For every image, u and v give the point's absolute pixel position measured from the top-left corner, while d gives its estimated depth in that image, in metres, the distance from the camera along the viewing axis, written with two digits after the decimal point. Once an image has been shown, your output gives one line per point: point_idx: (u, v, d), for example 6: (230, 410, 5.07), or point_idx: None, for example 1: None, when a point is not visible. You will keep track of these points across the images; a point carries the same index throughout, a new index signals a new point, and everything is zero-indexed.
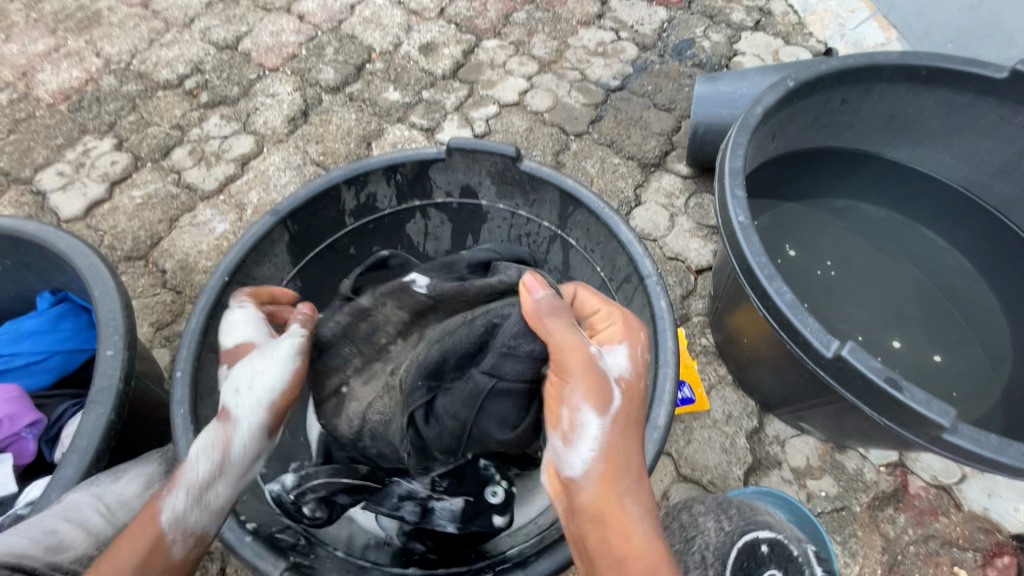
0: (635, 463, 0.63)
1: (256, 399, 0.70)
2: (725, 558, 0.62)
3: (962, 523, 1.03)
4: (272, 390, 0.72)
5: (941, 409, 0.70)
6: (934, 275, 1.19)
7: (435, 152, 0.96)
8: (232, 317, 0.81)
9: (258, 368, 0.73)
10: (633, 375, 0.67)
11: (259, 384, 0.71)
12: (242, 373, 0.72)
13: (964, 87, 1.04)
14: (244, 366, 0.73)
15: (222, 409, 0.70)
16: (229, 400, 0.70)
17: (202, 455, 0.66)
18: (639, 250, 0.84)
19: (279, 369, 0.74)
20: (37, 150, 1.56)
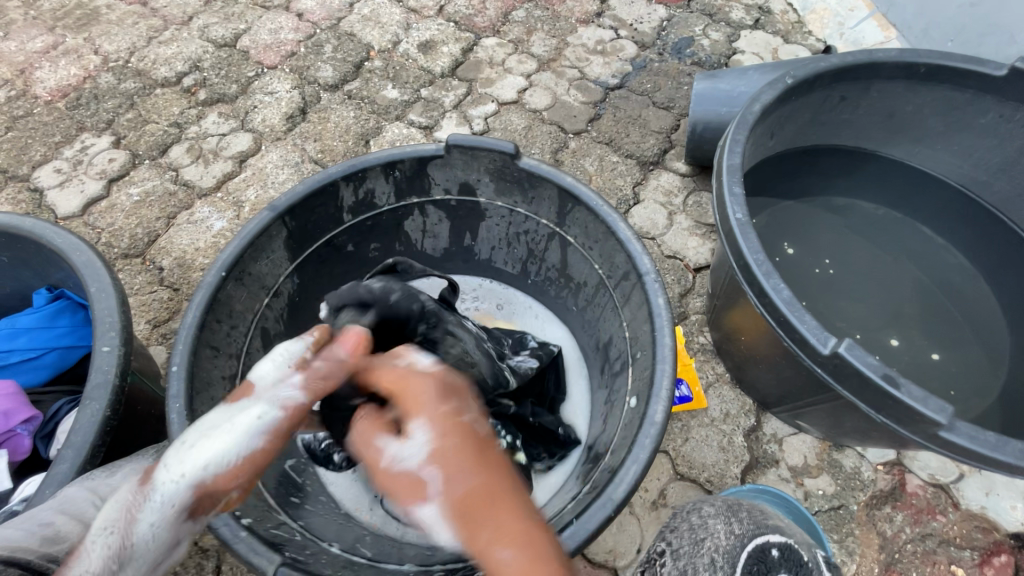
0: (501, 503, 0.50)
1: (181, 473, 0.57)
2: (734, 561, 0.68)
3: (959, 522, 1.03)
4: (206, 468, 0.57)
5: (938, 406, 0.69)
6: (931, 274, 1.19)
7: (434, 148, 0.96)
8: (273, 350, 0.70)
9: (210, 431, 0.60)
10: (439, 436, 0.54)
11: (195, 454, 0.58)
12: (197, 429, 0.61)
13: (963, 84, 1.04)
14: (210, 420, 0.62)
15: (154, 471, 0.59)
16: (162, 463, 0.59)
17: (102, 533, 0.57)
18: (637, 247, 0.84)
19: (228, 440, 0.58)
20: (35, 147, 1.56)
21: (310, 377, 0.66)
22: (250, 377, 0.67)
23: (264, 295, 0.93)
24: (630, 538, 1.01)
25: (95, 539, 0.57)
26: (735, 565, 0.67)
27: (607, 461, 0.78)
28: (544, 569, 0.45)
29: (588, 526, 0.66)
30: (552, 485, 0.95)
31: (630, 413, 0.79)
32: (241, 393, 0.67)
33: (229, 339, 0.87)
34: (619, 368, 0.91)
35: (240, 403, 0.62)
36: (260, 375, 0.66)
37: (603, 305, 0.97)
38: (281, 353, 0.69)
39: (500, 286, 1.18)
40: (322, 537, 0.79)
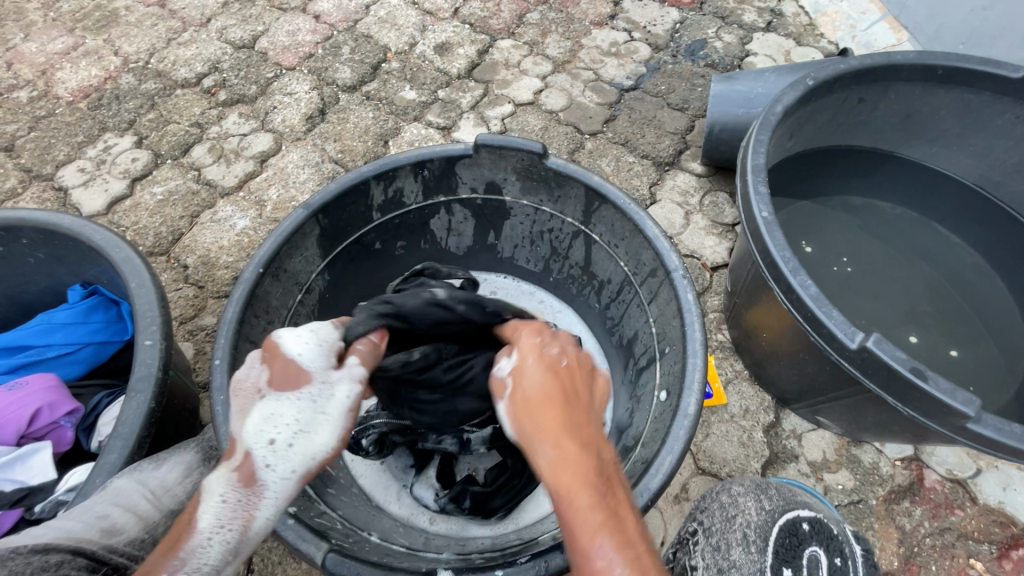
0: (556, 408, 0.61)
1: (293, 464, 0.55)
2: (766, 535, 0.65)
3: (977, 516, 1.04)
4: (320, 457, 0.56)
5: (966, 399, 0.71)
6: (947, 272, 1.21)
7: (462, 148, 0.98)
8: (299, 328, 0.62)
9: (306, 424, 0.57)
10: (523, 359, 0.69)
11: (303, 446, 0.56)
12: (281, 421, 0.56)
13: (980, 86, 1.06)
14: (285, 410, 0.56)
15: (247, 467, 0.54)
16: (256, 460, 0.54)
17: (216, 531, 0.52)
18: (665, 244, 0.86)
19: (333, 428, 0.58)
20: (58, 147, 1.58)
21: (360, 358, 0.65)
22: (283, 355, 0.59)
23: (297, 292, 0.95)
24: (654, 531, 1.02)
25: (208, 538, 0.51)
26: (769, 540, 0.64)
27: (639, 452, 0.79)
28: (573, 462, 0.55)
29: None
30: None
31: (661, 406, 0.81)
32: (277, 376, 0.58)
33: (265, 334, 0.89)
34: (645, 363, 0.93)
35: (316, 390, 0.58)
36: (309, 358, 0.60)
37: (628, 302, 0.99)
38: (313, 332, 0.62)
39: (518, 284, 1.19)
40: (361, 526, 0.81)
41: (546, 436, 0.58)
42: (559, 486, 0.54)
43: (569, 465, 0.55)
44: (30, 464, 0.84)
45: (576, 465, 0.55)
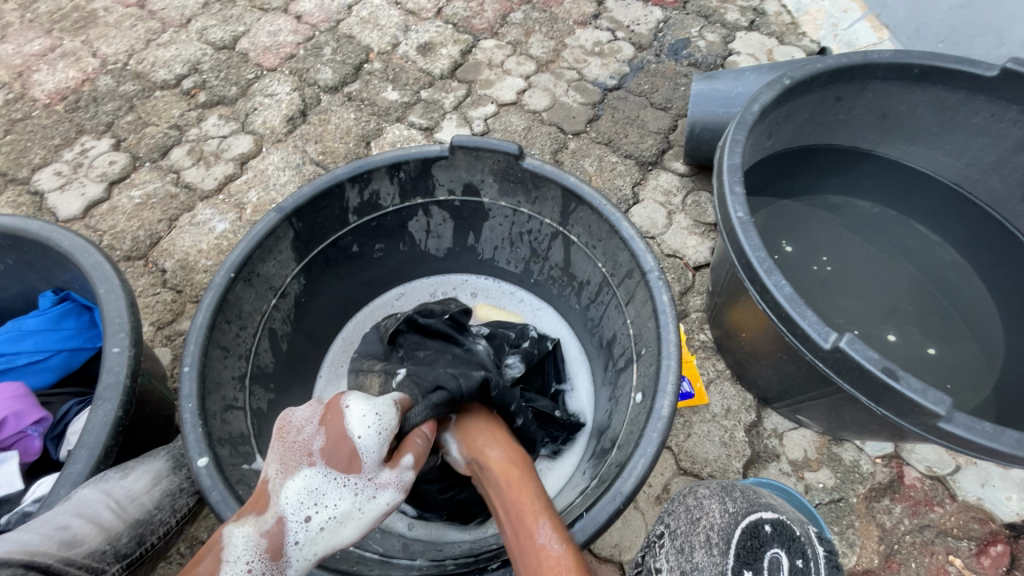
0: (499, 432, 0.80)
1: (316, 549, 0.64)
2: (728, 538, 0.63)
3: (956, 513, 1.05)
4: (337, 547, 0.65)
5: (937, 398, 0.71)
6: (926, 271, 1.22)
7: (438, 150, 0.97)
8: (369, 410, 0.70)
9: (343, 511, 0.66)
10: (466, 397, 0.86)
11: (329, 535, 0.65)
12: (324, 503, 0.65)
13: (955, 85, 1.06)
14: (331, 491, 0.66)
15: (279, 540, 0.62)
16: (291, 533, 0.63)
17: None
18: (640, 246, 0.85)
19: (360, 525, 0.67)
20: (34, 150, 1.56)
21: (414, 456, 0.72)
22: (348, 437, 0.68)
23: (271, 296, 0.94)
24: (635, 532, 1.02)
25: None
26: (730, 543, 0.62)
27: (614, 455, 0.79)
28: (519, 463, 0.74)
29: (598, 518, 0.68)
30: (559, 476, 0.97)
31: (636, 409, 0.81)
32: (333, 451, 0.68)
33: (238, 340, 0.88)
34: (623, 365, 0.93)
35: (362, 484, 0.67)
36: (365, 445, 0.68)
37: (607, 303, 0.99)
38: (378, 418, 0.70)
39: (499, 284, 1.19)
40: None
41: (497, 447, 0.77)
42: (510, 477, 0.72)
43: (517, 465, 0.74)
44: None
45: (522, 465, 0.74)
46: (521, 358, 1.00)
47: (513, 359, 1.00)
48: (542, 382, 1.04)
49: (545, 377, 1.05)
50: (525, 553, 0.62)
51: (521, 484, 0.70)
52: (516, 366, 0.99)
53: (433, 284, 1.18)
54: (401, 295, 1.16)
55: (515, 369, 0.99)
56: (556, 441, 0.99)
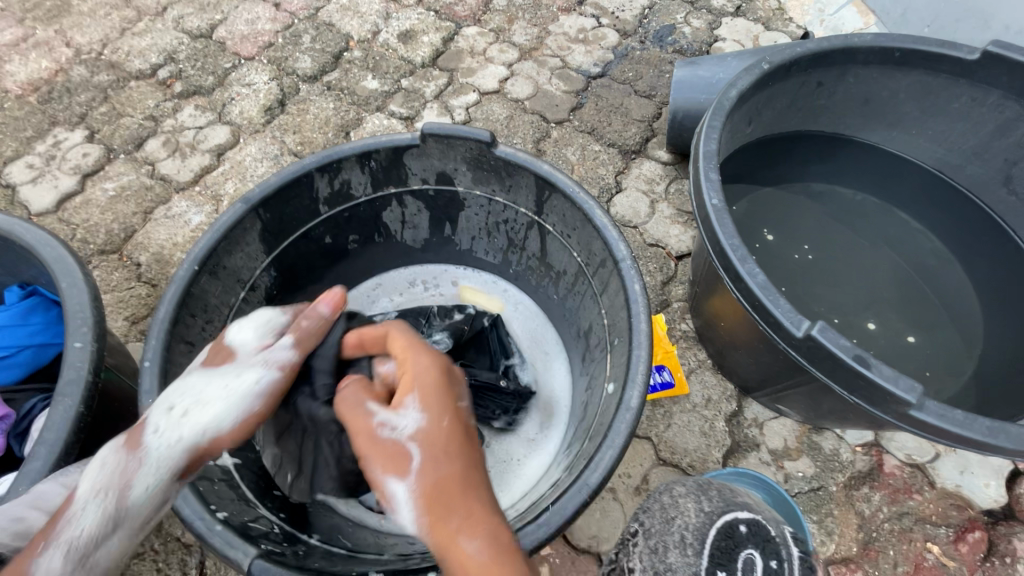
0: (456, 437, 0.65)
1: (182, 432, 0.64)
2: (703, 538, 0.64)
3: (935, 500, 1.05)
4: (206, 430, 0.66)
5: (908, 385, 0.70)
6: (908, 257, 1.21)
7: (409, 137, 0.95)
8: (246, 323, 0.79)
9: (204, 395, 0.68)
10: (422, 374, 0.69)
11: (195, 417, 0.66)
12: (186, 392, 0.68)
13: (937, 69, 1.04)
14: (195, 382, 0.70)
15: (140, 433, 0.64)
16: (150, 424, 0.65)
17: (93, 498, 0.60)
18: (613, 233, 0.84)
19: (230, 402, 0.69)
20: (5, 143, 1.52)
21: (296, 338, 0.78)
22: (227, 343, 0.76)
23: (240, 289, 0.92)
24: (614, 523, 1.02)
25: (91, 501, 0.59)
26: (706, 543, 0.64)
27: (585, 446, 0.78)
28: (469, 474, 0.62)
29: (565, 510, 0.66)
30: (537, 466, 0.98)
31: (607, 399, 0.79)
32: (213, 356, 0.75)
33: (205, 333, 0.86)
34: (598, 355, 0.91)
35: (230, 369, 0.73)
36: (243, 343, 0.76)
37: (583, 293, 0.98)
38: (257, 321, 0.80)
39: (478, 274, 1.17)
40: (302, 529, 0.79)
41: (450, 457, 0.63)
42: (451, 499, 0.60)
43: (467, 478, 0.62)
44: None
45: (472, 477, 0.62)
46: (448, 334, 1.02)
47: (440, 335, 1.02)
48: (489, 361, 1.03)
49: (492, 356, 1.03)
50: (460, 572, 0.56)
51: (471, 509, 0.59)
52: (442, 341, 1.01)
53: (410, 275, 1.17)
54: (377, 285, 1.15)
55: (441, 345, 1.01)
56: (507, 414, 1.01)
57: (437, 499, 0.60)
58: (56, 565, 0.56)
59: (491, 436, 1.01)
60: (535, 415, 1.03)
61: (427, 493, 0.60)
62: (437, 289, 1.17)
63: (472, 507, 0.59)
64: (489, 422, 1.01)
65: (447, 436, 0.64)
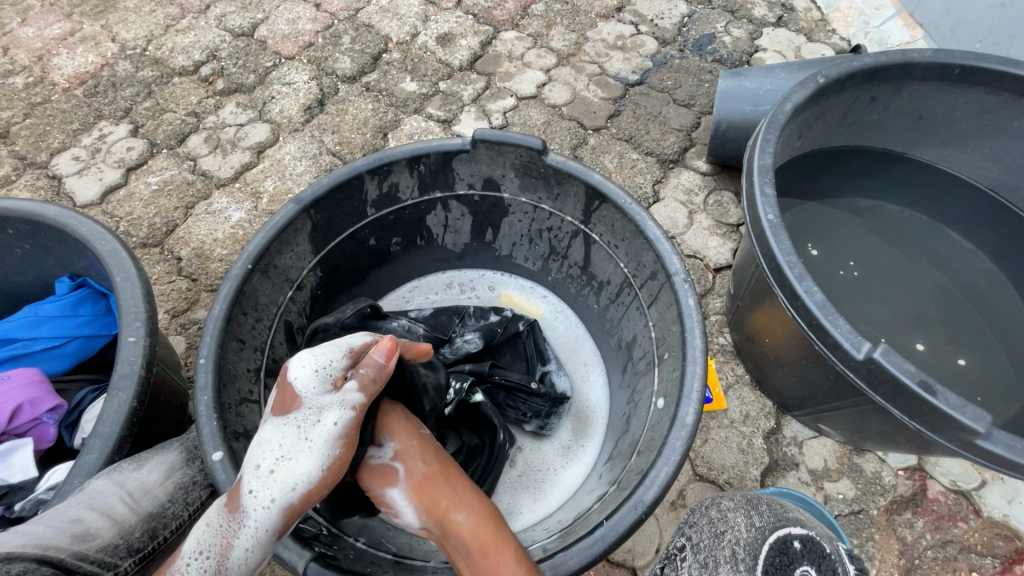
0: (436, 452, 0.74)
1: (274, 492, 0.62)
2: (755, 553, 0.62)
3: (980, 529, 1.02)
4: (297, 486, 0.63)
5: (976, 414, 0.69)
6: (958, 278, 1.18)
7: (460, 143, 0.95)
8: (308, 353, 0.70)
9: (289, 452, 0.64)
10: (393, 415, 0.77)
11: (284, 474, 0.63)
12: (270, 447, 0.65)
13: (998, 87, 1.02)
14: (275, 435, 0.66)
15: (237, 492, 0.63)
16: (244, 484, 0.63)
17: (197, 555, 0.58)
18: (666, 246, 0.83)
19: (314, 457, 0.64)
20: (53, 135, 1.56)
21: (361, 385, 0.69)
22: (290, 383, 0.68)
23: (288, 288, 0.93)
24: (649, 538, 1.00)
25: (190, 558, 0.58)
26: (757, 558, 0.62)
27: (634, 461, 0.77)
28: (450, 471, 0.72)
29: (618, 527, 0.66)
30: (573, 478, 0.96)
31: (658, 414, 0.79)
32: (282, 398, 0.68)
33: (254, 332, 0.87)
34: (644, 368, 0.91)
35: (304, 417, 0.66)
36: (305, 383, 0.68)
37: (627, 304, 0.97)
38: (315, 358, 0.69)
39: (515, 280, 1.17)
40: (347, 530, 0.80)
41: (431, 461, 0.72)
42: (441, 489, 0.69)
43: (449, 473, 0.72)
44: (10, 461, 0.82)
45: (453, 472, 0.72)
46: (480, 335, 1.02)
47: (472, 334, 1.03)
48: (525, 365, 1.04)
49: (529, 361, 1.04)
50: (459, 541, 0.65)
51: (459, 493, 0.69)
52: (473, 341, 1.02)
53: (445, 278, 1.16)
54: (413, 288, 1.15)
55: (472, 345, 1.01)
56: (541, 418, 0.99)
57: (427, 492, 0.69)
58: None
59: (524, 440, 1.01)
60: (570, 425, 1.02)
61: (417, 487, 0.70)
62: (473, 293, 1.16)
63: (459, 492, 0.69)
64: (521, 425, 1.00)
65: (423, 450, 0.73)
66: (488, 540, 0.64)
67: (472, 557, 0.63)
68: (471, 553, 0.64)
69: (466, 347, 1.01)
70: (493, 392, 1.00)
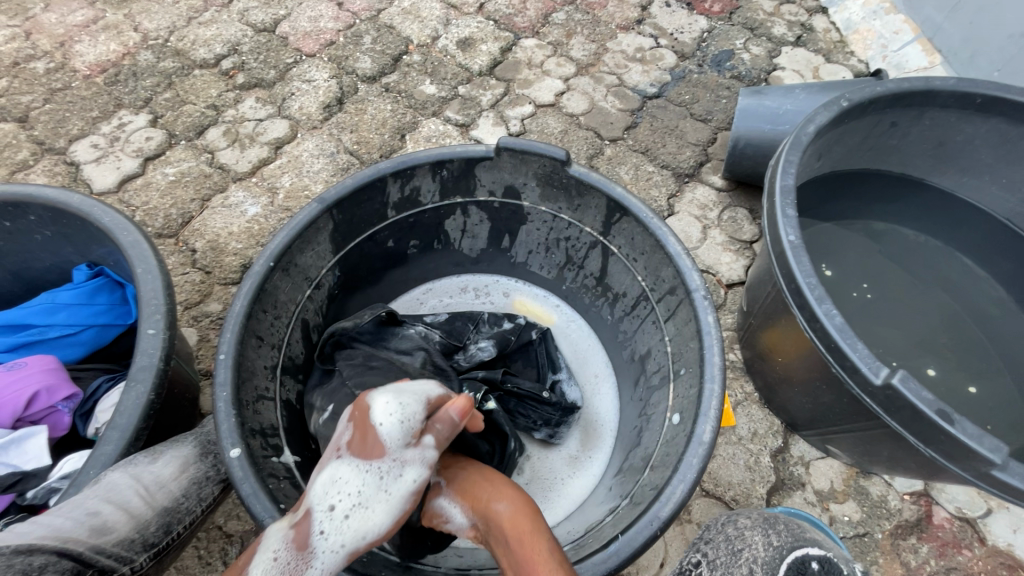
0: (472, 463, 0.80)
1: (345, 539, 0.64)
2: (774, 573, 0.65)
3: (985, 558, 1.02)
4: (367, 535, 0.65)
5: (993, 445, 0.69)
6: (969, 305, 1.18)
7: (483, 150, 0.96)
8: (391, 398, 0.68)
9: (365, 502, 0.65)
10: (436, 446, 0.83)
11: (358, 522, 0.64)
12: (346, 490, 0.65)
13: (1019, 118, 1.02)
14: (352, 479, 0.66)
15: (306, 531, 0.63)
16: (316, 524, 0.63)
17: None
18: (686, 263, 0.83)
19: (388, 509, 0.66)
20: (72, 121, 1.56)
21: (437, 438, 0.70)
22: (371, 427, 0.67)
23: (306, 287, 0.93)
24: (654, 552, 1.00)
25: None
26: None
27: (647, 475, 0.78)
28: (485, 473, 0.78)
29: (634, 542, 0.67)
30: (580, 488, 0.96)
31: (673, 430, 0.79)
32: (361, 440, 0.67)
33: (272, 329, 0.87)
34: (657, 382, 0.91)
35: (386, 467, 0.66)
36: (388, 433, 0.67)
37: (643, 318, 0.97)
38: (401, 408, 0.68)
39: (528, 287, 1.17)
40: None
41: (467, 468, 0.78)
42: (477, 488, 0.74)
43: (483, 474, 0.77)
44: (24, 448, 0.83)
45: (485, 473, 0.78)
46: (494, 343, 1.03)
47: (485, 342, 1.04)
48: (536, 373, 1.04)
49: (540, 369, 1.04)
50: (503, 522, 0.69)
51: (494, 487, 0.74)
52: (487, 349, 1.03)
53: (457, 282, 1.17)
54: (427, 290, 1.16)
55: (485, 353, 1.02)
56: (550, 427, 1.00)
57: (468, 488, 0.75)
58: None
59: (533, 448, 1.01)
60: (579, 435, 1.02)
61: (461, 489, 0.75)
62: (486, 299, 1.16)
63: (497, 488, 0.74)
64: (530, 433, 1.01)
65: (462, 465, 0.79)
66: (519, 520, 0.67)
67: (508, 541, 0.66)
68: (507, 538, 0.67)
69: (479, 355, 1.02)
70: (505, 400, 1.00)
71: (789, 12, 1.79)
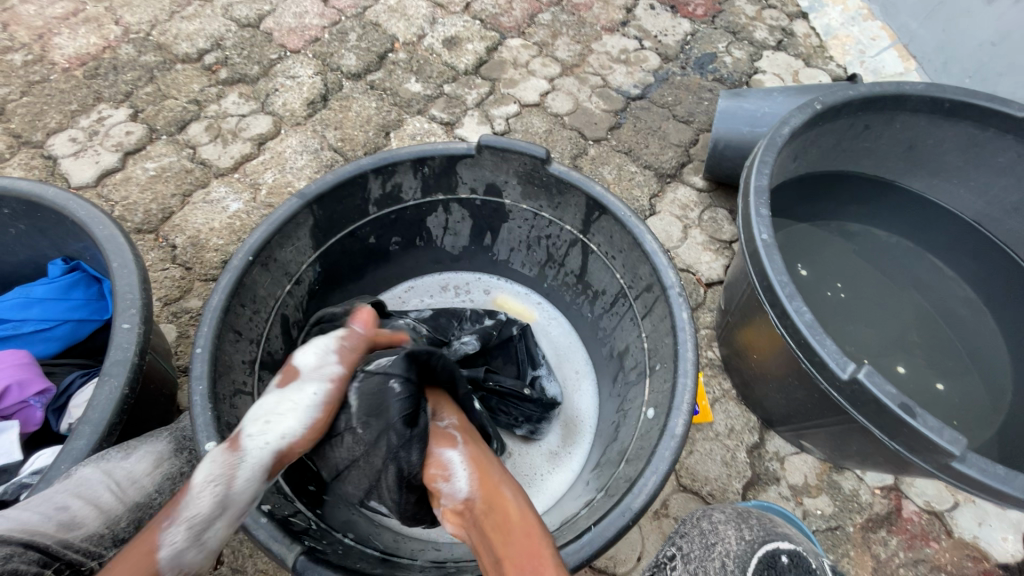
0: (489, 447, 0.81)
1: (268, 437, 0.68)
2: (745, 566, 0.67)
3: (951, 550, 1.05)
4: (287, 435, 0.69)
5: (952, 437, 0.72)
6: (938, 304, 1.22)
7: (465, 147, 0.96)
8: (300, 339, 0.80)
9: (280, 407, 0.71)
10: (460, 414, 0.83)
11: (276, 423, 0.69)
12: (264, 404, 0.72)
13: (985, 123, 1.06)
14: (270, 397, 0.72)
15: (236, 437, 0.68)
16: (242, 430, 0.69)
17: (207, 485, 0.63)
18: (662, 260, 0.85)
19: (301, 413, 0.71)
20: (50, 115, 1.54)
21: (346, 355, 0.79)
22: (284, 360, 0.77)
23: (286, 282, 0.93)
24: (631, 546, 1.02)
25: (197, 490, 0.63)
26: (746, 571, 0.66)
27: (622, 468, 0.80)
28: (499, 463, 0.79)
29: (607, 532, 0.68)
30: (560, 483, 0.97)
31: (647, 424, 0.81)
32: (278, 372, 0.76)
33: (251, 324, 0.87)
34: (635, 378, 0.93)
35: (295, 382, 0.74)
36: (296, 356, 0.76)
37: (621, 315, 0.99)
38: (306, 341, 0.79)
39: (509, 285, 1.18)
40: (336, 527, 0.82)
41: (486, 452, 0.79)
42: (494, 475, 0.75)
43: (498, 465, 0.78)
44: None
45: (500, 463, 0.79)
46: (477, 337, 1.03)
47: (469, 337, 1.03)
48: (516, 369, 1.04)
49: (520, 365, 1.04)
50: (517, 518, 0.70)
51: (508, 482, 0.75)
52: (471, 343, 1.02)
53: (438, 279, 1.17)
54: (408, 289, 1.16)
55: (469, 346, 1.01)
56: (532, 423, 1.01)
57: (482, 465, 0.76)
58: (179, 539, 0.59)
59: (514, 445, 1.02)
60: (559, 431, 1.03)
61: (476, 462, 0.76)
62: (468, 297, 1.17)
63: (512, 486, 0.75)
64: (512, 430, 1.02)
65: (481, 444, 0.80)
66: (534, 526, 0.69)
67: (514, 538, 0.67)
68: (514, 534, 0.68)
69: (463, 349, 1.01)
70: (487, 398, 1.00)
71: (770, 17, 1.82)
